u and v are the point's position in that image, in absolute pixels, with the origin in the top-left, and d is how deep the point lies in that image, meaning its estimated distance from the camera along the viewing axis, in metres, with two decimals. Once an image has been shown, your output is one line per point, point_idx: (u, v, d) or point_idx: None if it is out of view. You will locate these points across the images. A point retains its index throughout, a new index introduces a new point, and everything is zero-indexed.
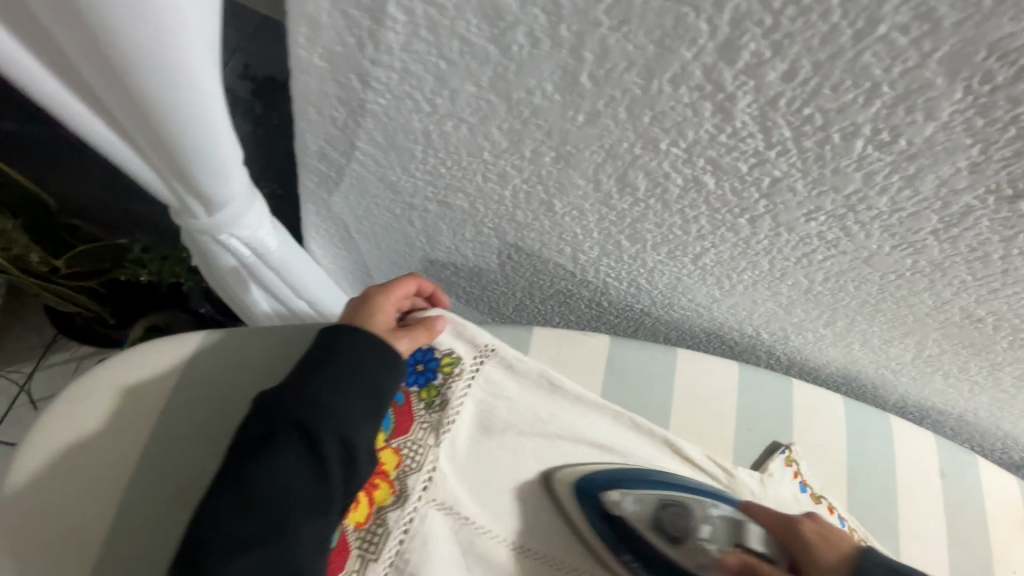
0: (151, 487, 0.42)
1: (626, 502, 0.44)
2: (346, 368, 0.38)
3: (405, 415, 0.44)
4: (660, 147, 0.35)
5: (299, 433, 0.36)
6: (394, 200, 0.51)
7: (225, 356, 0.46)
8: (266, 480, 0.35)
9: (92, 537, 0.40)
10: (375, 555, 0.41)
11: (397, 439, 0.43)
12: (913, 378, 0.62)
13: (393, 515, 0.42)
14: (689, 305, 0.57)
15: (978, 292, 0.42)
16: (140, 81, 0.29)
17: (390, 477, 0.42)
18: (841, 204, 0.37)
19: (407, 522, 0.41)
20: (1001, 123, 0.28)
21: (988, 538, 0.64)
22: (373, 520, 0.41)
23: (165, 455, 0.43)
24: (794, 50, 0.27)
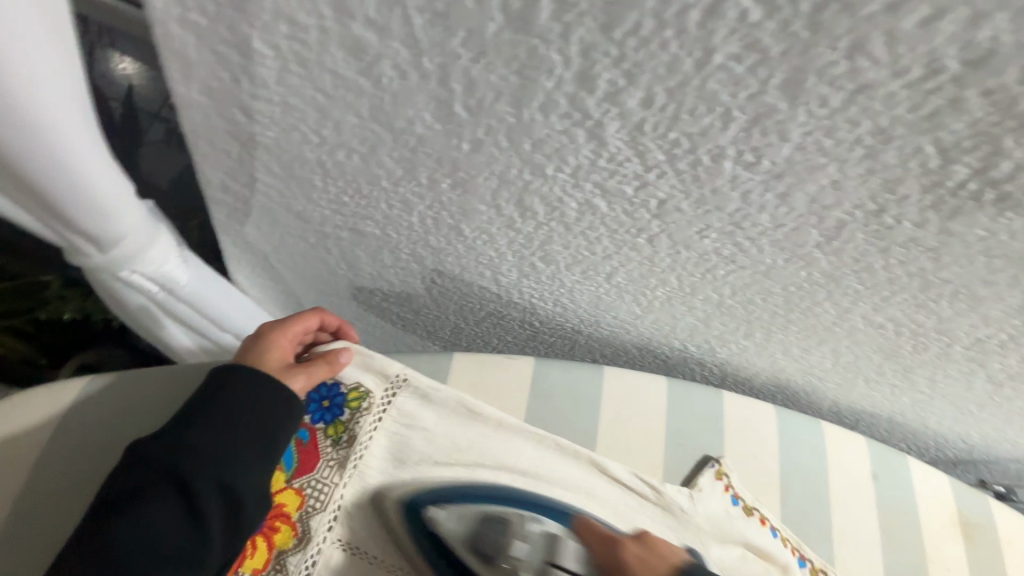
0: (25, 543, 0.40)
1: (451, 519, 0.42)
2: (232, 410, 0.37)
3: (309, 453, 0.43)
4: (547, 173, 0.36)
5: (174, 482, 0.34)
6: (307, 229, 0.50)
7: (121, 397, 0.45)
8: (135, 533, 0.33)
9: None
10: None
11: (299, 479, 0.42)
12: (838, 383, 0.64)
13: (295, 559, 0.40)
14: (615, 322, 0.58)
15: (874, 300, 0.44)
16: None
17: (292, 519, 0.41)
18: (728, 221, 0.38)
19: (309, 565, 0.40)
20: (847, 142, 0.29)
21: (921, 538, 0.65)
22: (273, 565, 0.40)
23: (50, 506, 0.41)
24: (645, 79, 0.27)
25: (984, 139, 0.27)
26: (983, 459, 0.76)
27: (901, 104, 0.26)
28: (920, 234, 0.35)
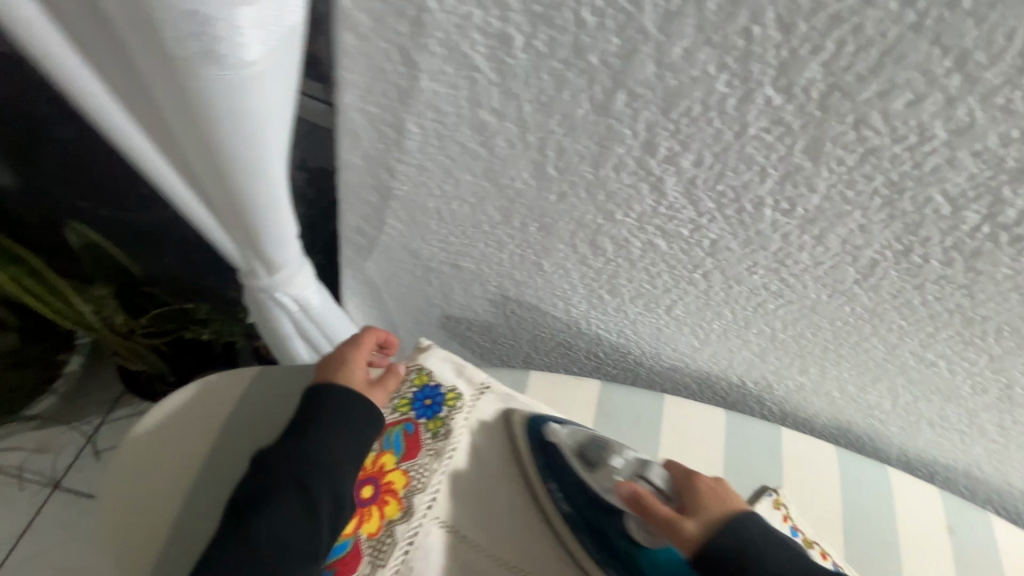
0: (210, 489, 0.53)
1: (567, 434, 0.52)
2: (334, 433, 0.47)
3: (416, 442, 0.51)
4: (617, 217, 0.45)
5: (297, 486, 0.44)
6: (415, 264, 0.62)
7: (271, 383, 0.58)
8: (264, 526, 0.42)
9: (165, 524, 0.51)
10: (383, 561, 0.46)
11: (407, 462, 0.50)
12: (903, 428, 0.65)
13: (401, 528, 0.48)
14: (675, 355, 0.64)
15: (920, 336, 0.48)
16: (239, 184, 0.40)
17: (400, 495, 0.49)
18: (773, 259, 0.44)
19: (412, 534, 0.48)
20: (868, 192, 0.36)
21: None
22: (384, 531, 0.47)
23: (220, 460, 0.54)
24: (696, 146, 0.36)
25: (985, 191, 0.33)
26: None
27: (906, 163, 0.33)
28: (950, 273, 0.40)
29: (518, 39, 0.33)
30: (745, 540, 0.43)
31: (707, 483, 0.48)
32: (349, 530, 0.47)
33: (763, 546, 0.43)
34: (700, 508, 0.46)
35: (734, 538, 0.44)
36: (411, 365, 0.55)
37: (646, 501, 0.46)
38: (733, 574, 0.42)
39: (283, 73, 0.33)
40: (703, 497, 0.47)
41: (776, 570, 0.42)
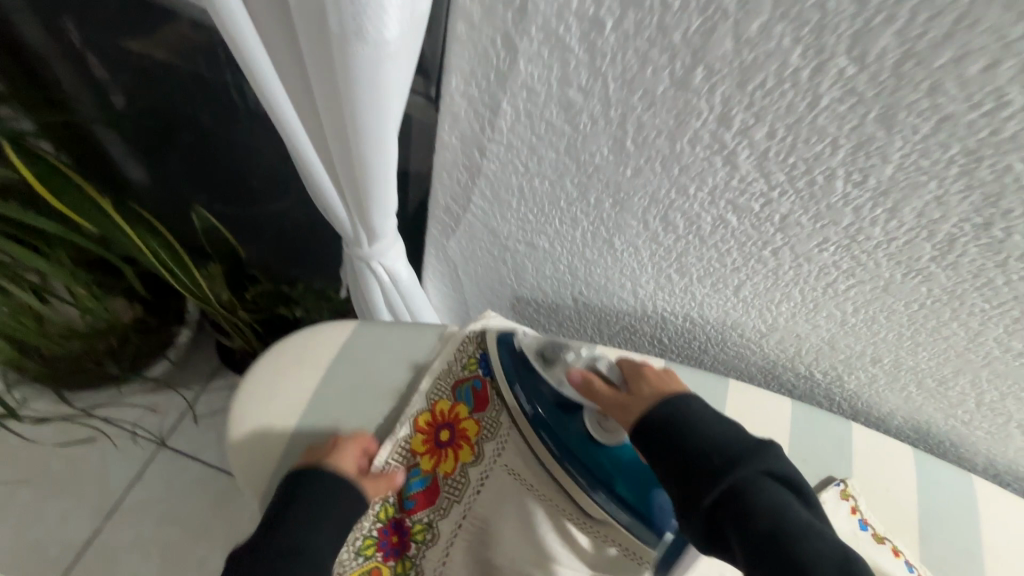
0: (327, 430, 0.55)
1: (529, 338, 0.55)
2: (319, 528, 0.48)
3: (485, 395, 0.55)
4: (689, 192, 0.48)
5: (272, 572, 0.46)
6: (493, 242, 0.67)
7: (386, 339, 0.59)
8: None
9: (285, 455, 0.54)
10: (458, 496, 0.53)
11: (476, 414, 0.55)
12: (989, 433, 0.62)
13: (473, 470, 0.54)
14: (740, 341, 0.65)
15: (1005, 322, 0.47)
16: (360, 155, 0.47)
17: (471, 441, 0.54)
18: (844, 235, 0.46)
19: (483, 477, 0.53)
20: (944, 161, 0.37)
21: None
22: (458, 471, 0.54)
23: (334, 402, 0.55)
24: (769, 117, 0.39)
25: None
26: None
27: (983, 130, 0.34)
28: None
29: (608, 21, 0.38)
30: (680, 414, 0.46)
31: (655, 372, 0.52)
32: (428, 467, 0.54)
33: (701, 419, 0.45)
34: (643, 391, 0.49)
35: (671, 412, 0.46)
36: (474, 326, 0.58)
37: (593, 383, 0.51)
38: (671, 443, 0.45)
39: (409, 54, 0.40)
40: (649, 382, 0.50)
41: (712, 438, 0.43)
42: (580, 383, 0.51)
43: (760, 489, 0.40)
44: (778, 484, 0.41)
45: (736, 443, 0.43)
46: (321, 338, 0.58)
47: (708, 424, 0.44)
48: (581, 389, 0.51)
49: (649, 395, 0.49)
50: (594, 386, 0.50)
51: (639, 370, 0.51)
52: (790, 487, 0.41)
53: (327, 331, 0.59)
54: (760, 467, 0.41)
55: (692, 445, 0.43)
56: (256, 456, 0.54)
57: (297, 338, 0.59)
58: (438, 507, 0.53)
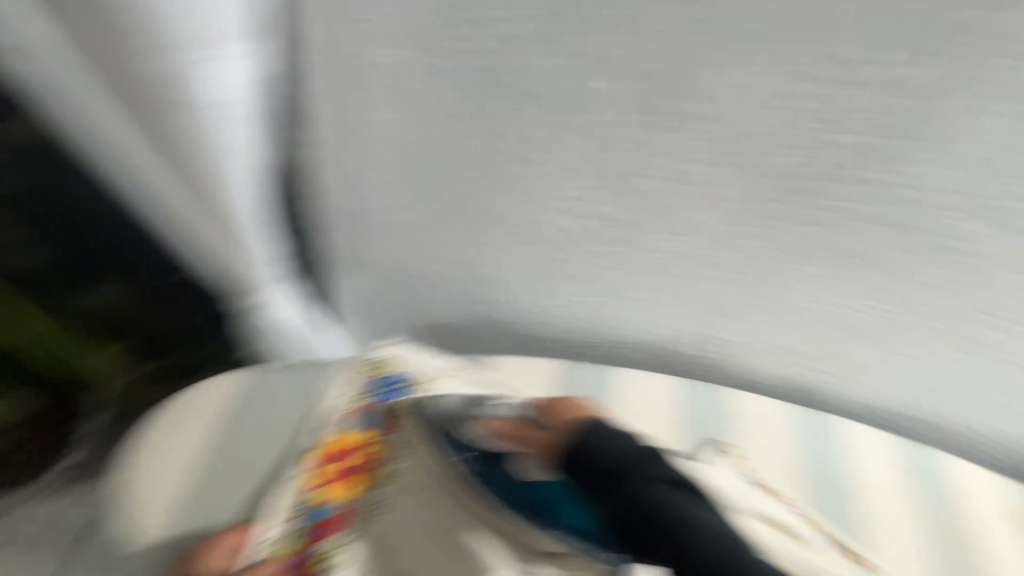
0: (209, 480, 0.56)
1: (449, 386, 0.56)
2: None
3: (391, 421, 0.56)
4: (526, 205, 0.54)
5: None
6: (375, 288, 0.68)
7: (269, 386, 0.61)
8: None
9: (163, 513, 0.54)
10: (365, 522, 0.51)
11: (390, 438, 0.55)
12: (852, 387, 0.68)
13: (382, 495, 0.52)
14: (624, 341, 0.68)
15: (808, 275, 0.55)
16: (208, 205, 0.50)
17: (377, 468, 0.54)
18: (659, 223, 0.53)
19: (390, 500, 0.52)
20: (706, 151, 0.47)
21: (985, 533, 0.62)
22: (366, 499, 0.52)
23: (218, 452, 0.57)
24: (559, 127, 0.47)
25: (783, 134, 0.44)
26: None
27: (720, 122, 0.44)
28: (796, 212, 0.50)
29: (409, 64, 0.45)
30: (587, 443, 0.49)
31: (571, 404, 0.53)
32: (328, 497, 0.53)
33: (603, 443, 0.48)
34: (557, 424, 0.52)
35: (579, 443, 0.49)
36: (376, 354, 0.60)
37: (515, 433, 0.52)
38: (580, 474, 0.48)
39: (240, 115, 0.43)
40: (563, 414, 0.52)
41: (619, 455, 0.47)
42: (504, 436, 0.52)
43: (653, 500, 0.43)
44: (670, 488, 0.45)
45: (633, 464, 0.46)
46: (203, 394, 0.60)
47: (608, 450, 0.48)
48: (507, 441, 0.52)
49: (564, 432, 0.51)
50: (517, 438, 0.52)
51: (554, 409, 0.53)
52: (680, 484, 0.45)
53: (208, 386, 0.61)
54: (652, 476, 0.45)
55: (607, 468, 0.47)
56: (131, 518, 0.54)
57: (179, 397, 0.60)
58: (343, 536, 0.50)
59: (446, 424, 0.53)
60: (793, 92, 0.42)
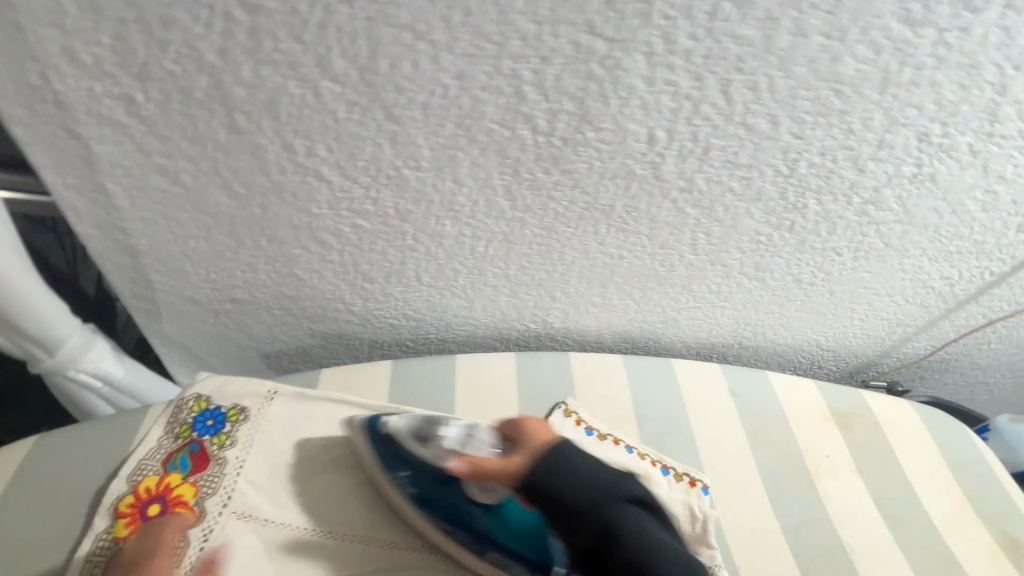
0: None
1: (397, 421, 0.57)
2: None
3: (200, 459, 0.55)
4: (316, 212, 0.55)
5: None
6: (203, 310, 0.68)
7: (75, 441, 0.56)
8: None
9: None
10: (175, 563, 0.48)
11: (195, 475, 0.53)
12: (662, 321, 0.79)
13: (194, 531, 0.50)
14: (458, 320, 0.74)
15: (590, 234, 0.61)
16: None
17: (190, 503, 0.51)
18: (445, 209, 0.56)
19: (207, 531, 0.50)
20: (453, 135, 0.49)
21: (790, 428, 0.79)
22: (176, 539, 0.49)
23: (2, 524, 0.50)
24: (316, 136, 0.48)
25: (514, 111, 0.47)
26: (832, 344, 0.89)
27: (453, 107, 0.46)
28: (555, 178, 0.54)
29: (135, 93, 0.43)
30: (555, 461, 0.46)
31: (533, 423, 0.51)
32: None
33: (574, 471, 0.45)
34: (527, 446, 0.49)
35: (546, 463, 0.46)
36: (187, 395, 0.58)
37: (477, 462, 0.48)
38: (546, 500, 0.44)
39: None
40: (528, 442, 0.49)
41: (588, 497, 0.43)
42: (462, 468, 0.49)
43: (628, 519, 0.42)
44: (639, 509, 0.43)
45: (605, 487, 0.43)
46: None
47: (579, 469, 0.45)
48: (465, 472, 0.49)
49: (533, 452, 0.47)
50: (476, 466, 0.48)
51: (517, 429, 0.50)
52: (646, 507, 0.44)
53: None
54: (620, 496, 0.43)
55: (571, 505, 0.43)
56: None
57: None
58: None
59: (399, 465, 0.54)
60: (511, 76, 0.44)
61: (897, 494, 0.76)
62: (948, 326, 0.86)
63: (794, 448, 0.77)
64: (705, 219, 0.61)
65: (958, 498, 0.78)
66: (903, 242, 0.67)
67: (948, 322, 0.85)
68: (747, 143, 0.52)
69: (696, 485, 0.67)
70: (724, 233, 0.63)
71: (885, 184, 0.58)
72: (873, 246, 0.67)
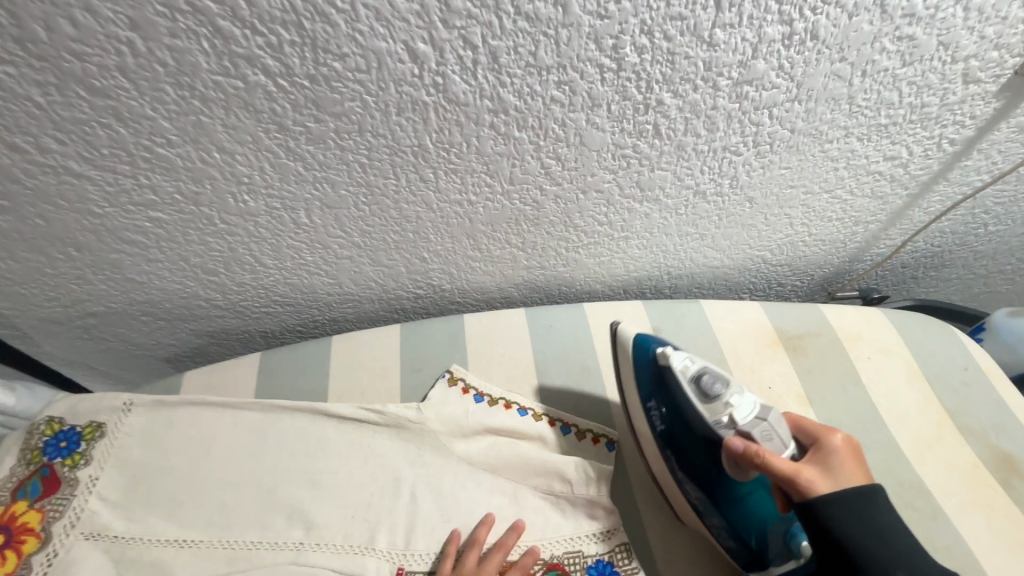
0: None
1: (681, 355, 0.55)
2: None
3: (52, 483, 0.54)
4: (101, 211, 0.50)
5: None
6: (69, 328, 0.66)
7: None
8: None
9: None
10: None
11: (42, 500, 0.53)
12: (564, 265, 0.70)
13: (38, 557, 0.50)
14: (335, 298, 0.69)
15: (417, 184, 0.53)
16: None
17: (36, 530, 0.51)
18: (234, 182, 0.50)
19: (51, 555, 0.50)
20: (181, 99, 0.42)
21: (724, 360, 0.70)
22: (20, 568, 0.49)
23: None
24: (34, 129, 0.42)
25: (229, 55, 0.39)
26: (783, 258, 0.77)
27: (156, 65, 0.39)
28: (331, 125, 0.46)
29: None
30: (855, 492, 0.43)
31: (838, 442, 0.48)
32: None
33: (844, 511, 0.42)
34: (822, 452, 0.47)
35: (847, 493, 0.43)
36: (38, 419, 0.57)
37: (758, 455, 0.47)
38: (816, 519, 0.43)
39: None
40: (828, 451, 0.47)
41: (851, 515, 0.42)
42: (743, 451, 0.48)
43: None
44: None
45: (875, 535, 0.41)
46: None
47: (846, 508, 0.42)
48: (745, 456, 0.48)
49: (833, 478, 0.45)
50: (761, 456, 0.47)
51: (828, 446, 0.48)
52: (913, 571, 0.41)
53: None
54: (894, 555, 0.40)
55: (830, 526, 0.42)
56: None
57: None
58: None
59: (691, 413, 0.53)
60: (195, 12, 0.36)
61: (858, 420, 0.66)
62: (919, 215, 0.72)
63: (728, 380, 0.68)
64: (544, 141, 0.51)
65: (936, 416, 0.67)
66: (812, 124, 0.54)
67: (919, 211, 0.71)
68: (540, 38, 0.42)
69: (599, 442, 0.62)
70: (576, 153, 0.53)
71: (752, 55, 0.46)
72: (776, 136, 0.55)
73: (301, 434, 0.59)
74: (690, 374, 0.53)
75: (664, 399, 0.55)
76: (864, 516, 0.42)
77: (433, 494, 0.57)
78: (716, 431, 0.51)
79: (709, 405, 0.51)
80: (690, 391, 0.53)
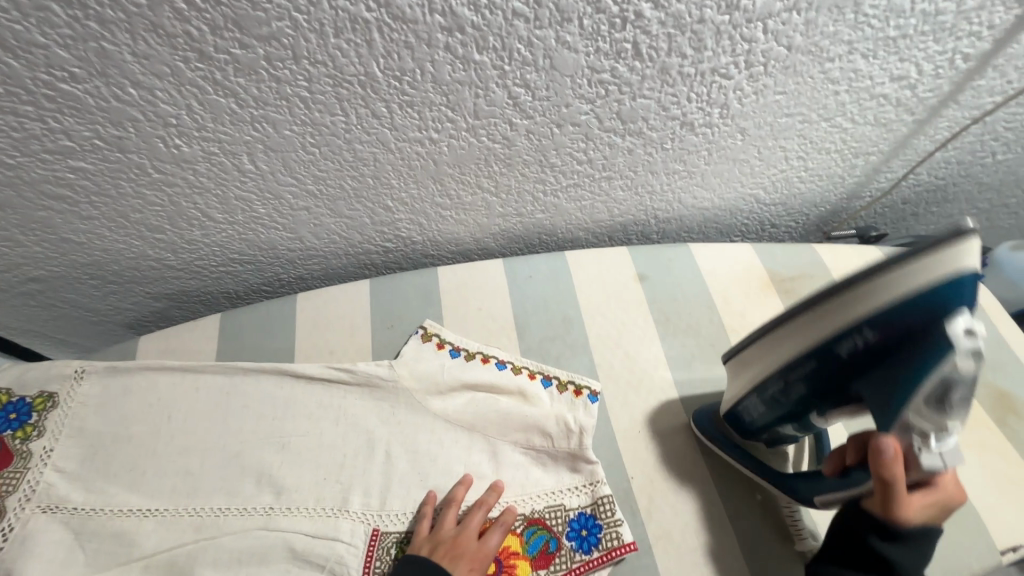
0: None
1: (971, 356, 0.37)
2: None
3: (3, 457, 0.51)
4: (13, 161, 0.45)
5: None
6: (11, 297, 0.61)
7: None
8: None
9: None
10: None
11: None
12: (543, 212, 0.65)
13: None
14: (298, 254, 0.64)
15: (371, 121, 0.48)
16: None
17: None
18: (160, 124, 0.44)
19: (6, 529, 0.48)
20: (75, 20, 0.35)
21: (712, 306, 0.67)
22: None
23: None
24: None
25: None
26: (778, 198, 0.72)
27: None
28: (260, 52, 0.40)
29: None
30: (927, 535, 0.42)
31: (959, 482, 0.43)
32: None
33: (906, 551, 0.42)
34: (935, 485, 0.42)
35: (924, 533, 0.42)
36: None
37: (890, 472, 0.40)
38: (870, 537, 0.43)
39: None
40: (945, 487, 0.42)
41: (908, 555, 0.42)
42: (880, 458, 0.40)
43: None
44: None
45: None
46: None
47: (907, 552, 0.42)
48: (875, 461, 0.40)
49: (926, 512, 0.42)
50: (892, 475, 0.40)
51: (950, 484, 0.42)
52: None
53: None
54: None
55: (884, 551, 0.42)
56: None
57: None
58: None
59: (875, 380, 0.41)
60: None
61: None
62: (924, 144, 0.66)
63: (716, 326, 0.65)
64: (509, 66, 0.45)
65: None
66: (811, 39, 0.48)
67: (924, 139, 0.66)
68: None
69: (581, 394, 0.58)
70: (546, 80, 0.47)
71: None
72: (770, 55, 0.49)
73: (267, 398, 0.56)
74: (954, 376, 0.38)
75: (875, 341, 0.40)
76: (918, 555, 0.42)
77: (408, 454, 0.54)
78: (887, 416, 0.41)
79: (921, 409, 0.40)
80: (927, 388, 0.39)
